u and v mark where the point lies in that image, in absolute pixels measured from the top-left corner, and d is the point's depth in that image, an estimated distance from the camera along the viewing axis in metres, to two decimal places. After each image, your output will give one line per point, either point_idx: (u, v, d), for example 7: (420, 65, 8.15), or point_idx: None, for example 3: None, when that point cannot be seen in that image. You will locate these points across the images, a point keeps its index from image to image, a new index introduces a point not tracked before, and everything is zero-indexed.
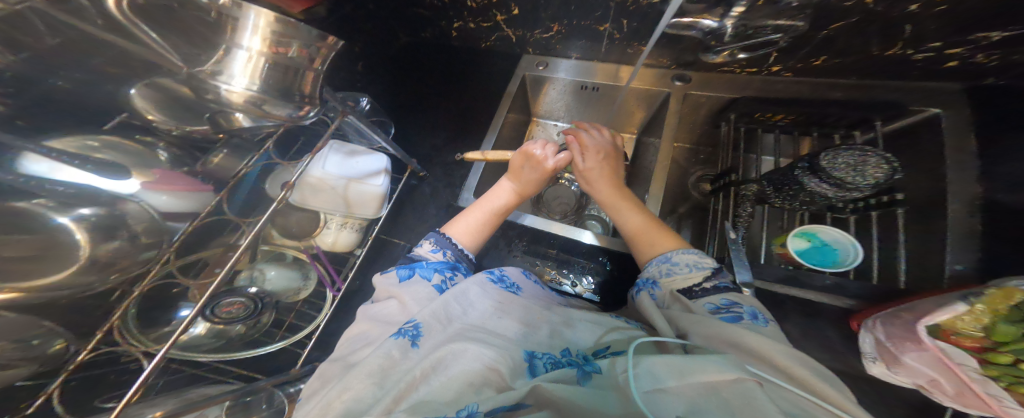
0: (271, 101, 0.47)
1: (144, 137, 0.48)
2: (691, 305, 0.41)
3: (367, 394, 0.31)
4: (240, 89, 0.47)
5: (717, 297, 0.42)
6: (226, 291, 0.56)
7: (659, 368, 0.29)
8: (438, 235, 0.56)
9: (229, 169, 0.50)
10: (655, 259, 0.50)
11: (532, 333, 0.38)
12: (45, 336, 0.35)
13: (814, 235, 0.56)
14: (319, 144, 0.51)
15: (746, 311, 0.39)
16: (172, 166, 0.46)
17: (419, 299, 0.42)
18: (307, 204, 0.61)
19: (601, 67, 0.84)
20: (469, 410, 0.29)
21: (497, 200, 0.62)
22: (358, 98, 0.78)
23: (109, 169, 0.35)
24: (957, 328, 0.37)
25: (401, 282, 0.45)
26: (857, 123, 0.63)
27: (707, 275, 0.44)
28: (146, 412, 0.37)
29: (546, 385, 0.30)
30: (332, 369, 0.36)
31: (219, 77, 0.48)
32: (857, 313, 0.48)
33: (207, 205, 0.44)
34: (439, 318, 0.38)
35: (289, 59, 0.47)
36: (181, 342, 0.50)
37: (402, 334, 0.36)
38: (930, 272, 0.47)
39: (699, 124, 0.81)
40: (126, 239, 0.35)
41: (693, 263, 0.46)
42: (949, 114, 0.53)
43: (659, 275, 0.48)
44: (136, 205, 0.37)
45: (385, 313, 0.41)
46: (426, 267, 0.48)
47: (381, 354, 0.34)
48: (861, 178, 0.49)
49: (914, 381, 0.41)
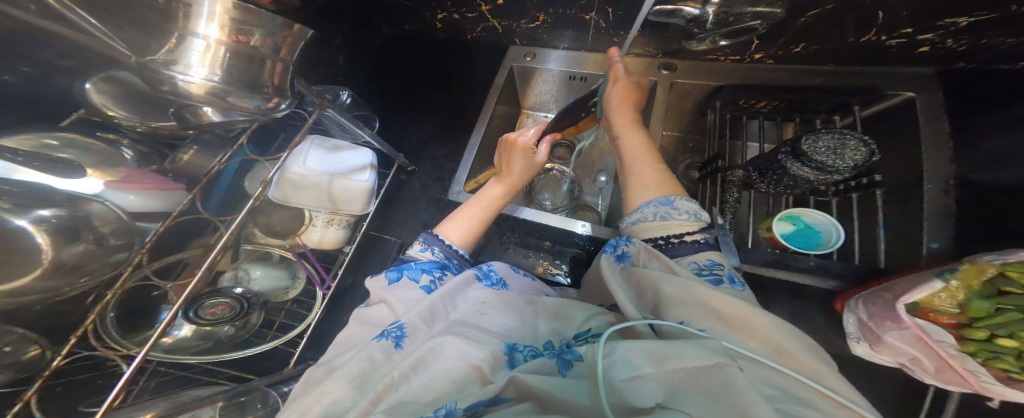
0: (237, 93, 0.44)
1: (106, 134, 0.44)
2: (673, 265, 0.40)
3: (346, 398, 0.31)
4: (199, 80, 0.44)
5: (703, 258, 0.43)
6: (209, 292, 0.54)
7: (636, 355, 0.29)
8: (428, 235, 0.55)
9: (201, 166, 0.47)
10: (656, 200, 0.50)
11: (519, 327, 0.38)
12: (17, 343, 0.35)
13: (798, 218, 0.58)
14: (296, 138, 0.49)
15: (727, 275, 0.40)
16: (139, 165, 0.43)
17: (405, 301, 0.41)
18: (290, 202, 0.59)
19: (590, 57, 0.83)
20: (447, 408, 0.30)
21: (490, 197, 0.60)
22: (338, 92, 0.74)
23: (59, 166, 0.36)
24: (935, 306, 0.38)
25: (389, 285, 0.44)
26: (837, 108, 0.65)
27: (702, 226, 0.47)
28: (137, 413, 0.36)
29: (524, 376, 0.30)
30: (316, 373, 0.35)
31: (176, 67, 0.44)
32: (842, 294, 0.48)
33: (178, 204, 0.42)
34: (424, 318, 0.38)
35: (252, 48, 0.45)
36: (165, 345, 0.48)
37: (385, 336, 0.36)
38: (909, 250, 0.48)
39: (685, 114, 0.82)
40: (91, 243, 0.33)
41: (692, 211, 0.49)
42: (923, 97, 0.55)
43: (653, 217, 0.49)
44: (100, 205, 0.35)
45: (374, 317, 0.41)
46: (414, 268, 0.46)
47: (363, 357, 0.34)
48: (840, 161, 0.50)
49: (897, 361, 0.41)
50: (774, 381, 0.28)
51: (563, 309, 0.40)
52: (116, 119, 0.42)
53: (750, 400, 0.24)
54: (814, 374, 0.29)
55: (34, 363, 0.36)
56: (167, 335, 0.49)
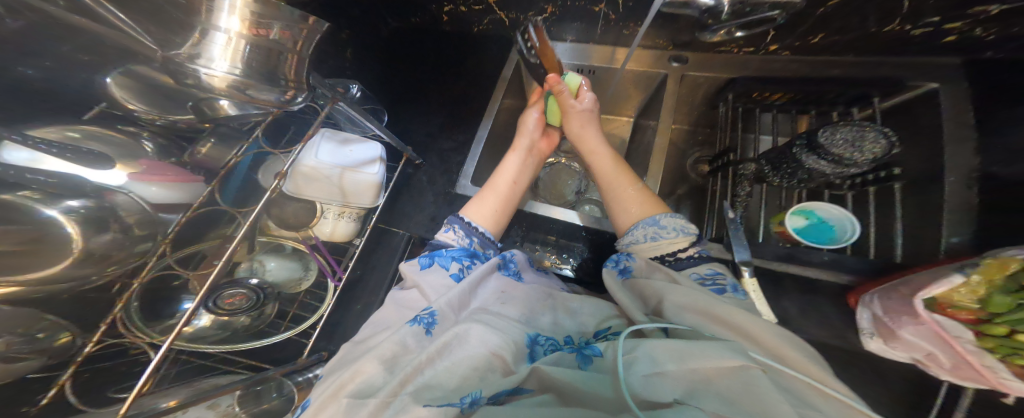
0: (256, 85, 0.44)
1: (126, 127, 0.45)
2: (677, 276, 0.41)
3: (378, 378, 0.34)
4: (221, 73, 0.43)
5: (704, 267, 0.44)
6: (228, 282, 0.56)
7: (660, 352, 0.29)
8: (457, 218, 0.55)
9: (218, 159, 0.48)
10: (642, 223, 0.50)
11: (535, 319, 0.40)
12: (48, 330, 0.37)
13: (812, 212, 0.57)
14: (309, 132, 0.49)
15: (730, 284, 0.41)
16: (159, 157, 0.45)
17: (436, 287, 0.44)
18: (302, 195, 0.60)
19: (597, 49, 0.82)
20: (472, 397, 0.31)
21: (508, 178, 0.62)
22: (348, 85, 0.74)
23: (87, 157, 0.36)
24: (953, 301, 0.37)
25: (422, 270, 0.47)
26: (855, 101, 0.64)
27: (692, 240, 0.47)
28: (160, 401, 0.37)
29: (546, 368, 0.31)
30: (353, 352, 0.39)
31: (199, 60, 0.43)
32: (856, 289, 0.47)
33: (198, 196, 0.44)
34: (453, 307, 0.40)
35: (270, 41, 0.43)
36: (186, 334, 0.50)
37: (417, 322, 0.38)
38: (928, 244, 0.47)
39: (696, 106, 0.80)
40: (118, 232, 0.34)
41: (679, 226, 0.49)
42: (948, 91, 0.53)
43: (644, 240, 0.49)
44: (123, 196, 0.36)
45: (406, 300, 0.44)
46: (447, 254, 0.48)
47: (396, 341, 0.36)
48: (859, 154, 0.50)
49: (911, 356, 0.40)
50: (785, 386, 0.28)
51: (578, 305, 0.43)
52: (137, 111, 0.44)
53: (775, 404, 0.24)
54: (820, 378, 0.29)
55: (63, 352, 0.37)
56: (188, 324, 0.50)
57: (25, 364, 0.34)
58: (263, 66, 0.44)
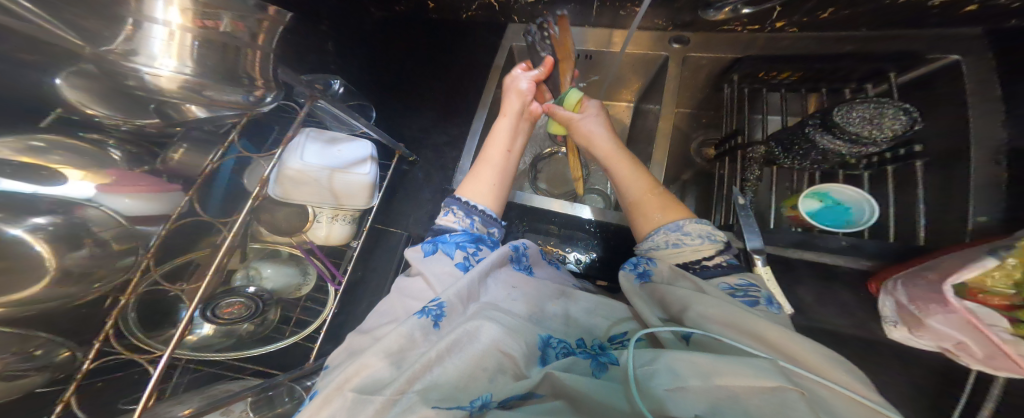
0: (213, 85, 0.40)
1: (90, 135, 0.42)
2: (704, 286, 0.37)
3: (385, 372, 0.32)
4: (168, 72, 0.38)
5: (734, 277, 0.40)
6: (224, 292, 0.54)
7: (683, 366, 0.27)
8: (457, 201, 0.52)
9: (195, 166, 0.46)
10: (663, 227, 0.47)
11: (545, 319, 0.39)
12: (47, 346, 0.35)
13: (826, 194, 0.55)
14: (289, 133, 0.45)
15: (764, 297, 0.37)
16: (130, 165, 0.42)
17: (441, 276, 0.42)
18: (292, 199, 0.57)
19: (593, 33, 0.79)
20: (482, 400, 0.30)
21: (502, 150, 0.57)
22: (329, 81, 0.70)
23: (29, 173, 0.33)
24: (986, 286, 0.34)
25: (425, 257, 0.45)
26: (869, 76, 0.62)
27: (720, 248, 0.43)
28: (175, 410, 0.37)
29: (560, 374, 0.29)
30: (359, 341, 0.37)
31: (136, 57, 0.38)
32: (877, 275, 0.44)
33: (178, 205, 0.42)
34: (462, 298, 0.38)
35: (223, 35, 0.40)
36: (189, 343, 0.48)
37: (425, 314, 0.36)
38: (953, 223, 0.45)
39: (700, 88, 0.77)
40: (95, 245, 0.33)
41: (704, 234, 0.45)
42: (969, 61, 0.50)
43: (665, 246, 0.45)
44: (95, 210, 0.34)
45: (412, 290, 0.42)
46: (449, 242, 0.46)
47: (403, 333, 0.35)
48: (878, 132, 0.47)
49: (939, 345, 0.36)
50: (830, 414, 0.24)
51: (593, 305, 0.41)
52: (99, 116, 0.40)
53: None
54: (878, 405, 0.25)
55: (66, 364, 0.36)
56: (192, 332, 0.49)
57: (27, 381, 0.34)
58: (213, 62, 0.41)
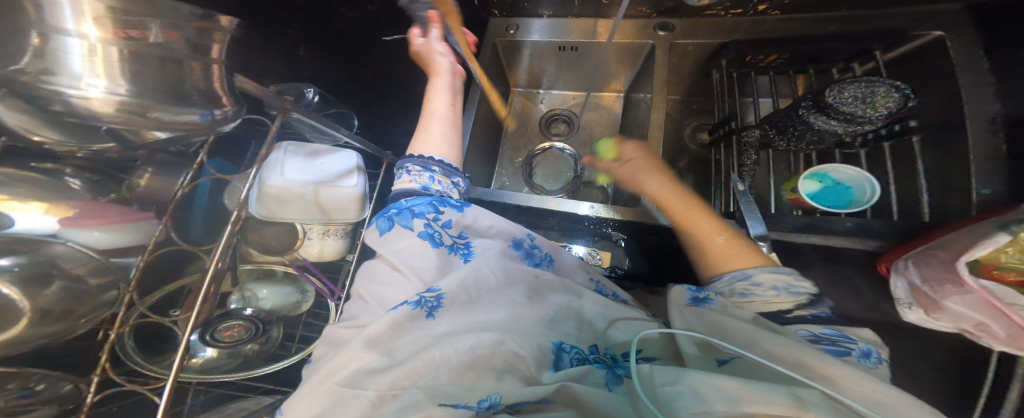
0: (159, 105, 0.31)
1: (43, 164, 0.38)
2: (779, 326, 0.34)
3: (377, 363, 0.30)
4: (98, 92, 0.28)
5: (819, 327, 0.36)
6: (220, 317, 0.52)
7: (709, 390, 0.25)
8: (412, 158, 0.50)
9: (167, 190, 0.42)
10: (728, 274, 0.41)
11: (558, 322, 0.37)
12: (47, 379, 0.33)
13: (826, 175, 0.54)
14: (263, 151, 0.42)
15: (859, 349, 0.33)
16: (94, 194, 0.38)
17: (414, 254, 0.38)
18: (278, 218, 0.55)
19: (576, 25, 0.77)
20: (489, 400, 0.28)
21: (441, 103, 0.58)
22: (303, 90, 0.71)
23: None
24: (1002, 262, 0.33)
25: (382, 236, 0.42)
26: (855, 55, 0.60)
27: (802, 304, 0.38)
28: None
29: (576, 386, 0.28)
30: (348, 331, 0.35)
31: (56, 78, 0.27)
32: (885, 256, 0.43)
33: (152, 234, 0.38)
34: (463, 289, 0.35)
35: (156, 46, 0.30)
36: (194, 366, 0.46)
37: (418, 304, 0.33)
38: (955, 197, 0.45)
39: (688, 73, 0.75)
40: (67, 279, 0.32)
41: (783, 286, 0.39)
42: (954, 37, 0.51)
43: (731, 294, 0.40)
44: (62, 245, 0.33)
45: (385, 277, 0.38)
46: (408, 213, 0.42)
47: (393, 322, 0.32)
48: (870, 110, 0.47)
49: (957, 327, 0.36)
50: None
51: (606, 306, 0.40)
52: (47, 143, 0.33)
53: None
54: None
55: (73, 396, 0.34)
56: (194, 356, 0.47)
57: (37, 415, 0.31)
58: (156, 78, 0.31)
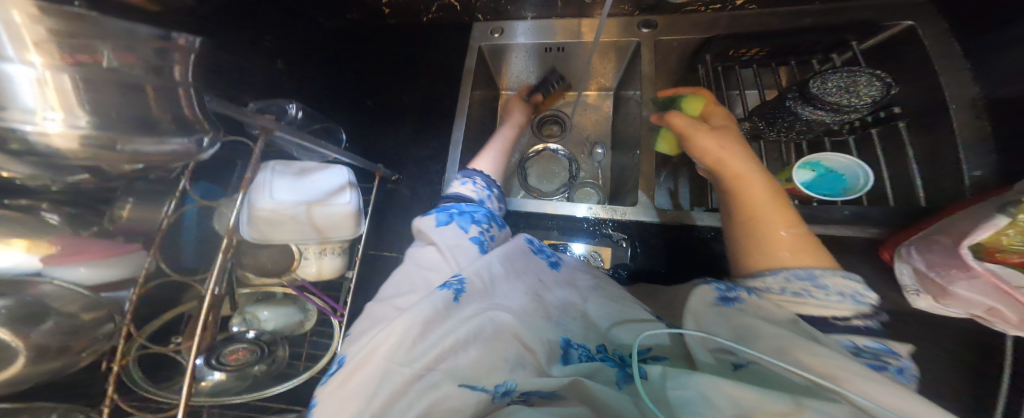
0: (135, 137, 0.29)
1: None
2: (811, 331, 0.32)
3: (408, 341, 0.29)
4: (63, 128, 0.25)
5: (863, 337, 0.34)
6: (224, 340, 0.50)
7: (721, 397, 0.24)
8: (479, 174, 0.55)
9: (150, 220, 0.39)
10: (788, 272, 0.38)
11: (569, 321, 0.36)
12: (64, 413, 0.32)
13: (819, 163, 0.53)
14: (246, 175, 0.39)
15: (895, 364, 0.31)
16: (71, 227, 0.33)
17: (456, 248, 0.39)
18: (269, 239, 0.52)
19: (561, 24, 0.76)
20: (505, 387, 0.28)
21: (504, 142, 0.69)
22: (284, 106, 0.62)
23: None
24: (1005, 245, 0.33)
25: (438, 226, 0.42)
26: (832, 47, 0.62)
27: (861, 313, 0.35)
28: None
29: (590, 383, 0.27)
30: (381, 311, 0.34)
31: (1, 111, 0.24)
32: (886, 242, 0.44)
33: (144, 266, 0.37)
34: (486, 279, 0.35)
35: (110, 71, 0.29)
36: (206, 389, 0.44)
37: (447, 287, 0.33)
38: (947, 181, 0.46)
39: (675, 69, 0.74)
40: (61, 317, 0.31)
41: (847, 293, 0.36)
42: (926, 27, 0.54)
43: (782, 293, 0.37)
44: (50, 284, 0.30)
45: (427, 261, 0.39)
46: (466, 216, 0.44)
47: (428, 305, 0.31)
48: (856, 100, 0.47)
49: (968, 312, 0.36)
50: None
51: (622, 302, 0.40)
52: (17, 176, 0.29)
53: None
54: None
55: None
56: (203, 379, 0.45)
57: None
58: (120, 109, 0.29)
